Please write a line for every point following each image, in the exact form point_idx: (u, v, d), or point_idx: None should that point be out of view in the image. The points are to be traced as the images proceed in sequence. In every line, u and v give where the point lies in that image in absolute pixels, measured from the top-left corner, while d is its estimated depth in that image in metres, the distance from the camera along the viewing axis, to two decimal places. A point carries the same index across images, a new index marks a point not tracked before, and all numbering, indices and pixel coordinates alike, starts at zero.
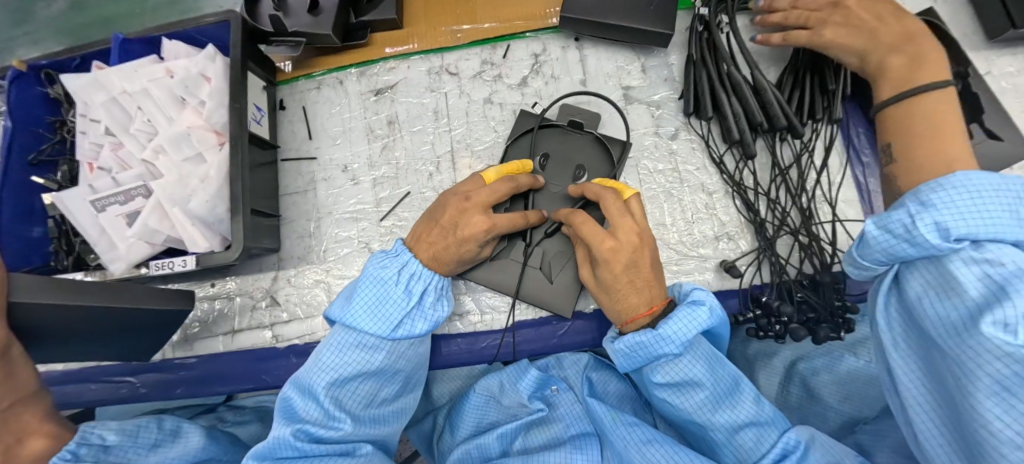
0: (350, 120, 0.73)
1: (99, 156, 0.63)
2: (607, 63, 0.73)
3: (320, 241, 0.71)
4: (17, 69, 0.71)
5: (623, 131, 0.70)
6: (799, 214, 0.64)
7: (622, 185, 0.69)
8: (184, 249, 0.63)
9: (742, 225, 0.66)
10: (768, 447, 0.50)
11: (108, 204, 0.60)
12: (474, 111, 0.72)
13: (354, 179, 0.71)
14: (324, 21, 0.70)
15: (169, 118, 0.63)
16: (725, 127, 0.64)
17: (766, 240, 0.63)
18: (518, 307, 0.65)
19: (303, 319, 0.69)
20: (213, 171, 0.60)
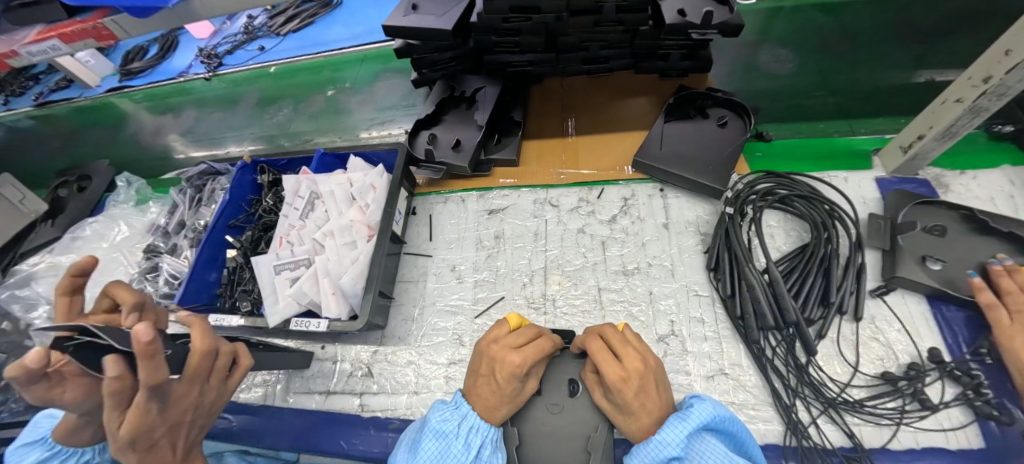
0: (464, 229, 0.90)
1: (288, 233, 0.84)
2: (688, 212, 0.84)
3: (420, 326, 0.82)
4: (245, 161, 1.00)
5: (699, 271, 0.78)
6: (817, 392, 0.66)
7: (699, 321, 0.74)
8: (319, 313, 0.77)
9: (766, 393, 0.68)
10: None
11: (283, 269, 0.79)
12: (568, 237, 0.85)
13: (459, 278, 0.85)
14: (463, 156, 0.91)
15: (340, 212, 0.83)
16: (740, 301, 0.71)
17: (788, 411, 0.64)
18: None
19: (390, 395, 0.77)
20: (362, 256, 0.77)
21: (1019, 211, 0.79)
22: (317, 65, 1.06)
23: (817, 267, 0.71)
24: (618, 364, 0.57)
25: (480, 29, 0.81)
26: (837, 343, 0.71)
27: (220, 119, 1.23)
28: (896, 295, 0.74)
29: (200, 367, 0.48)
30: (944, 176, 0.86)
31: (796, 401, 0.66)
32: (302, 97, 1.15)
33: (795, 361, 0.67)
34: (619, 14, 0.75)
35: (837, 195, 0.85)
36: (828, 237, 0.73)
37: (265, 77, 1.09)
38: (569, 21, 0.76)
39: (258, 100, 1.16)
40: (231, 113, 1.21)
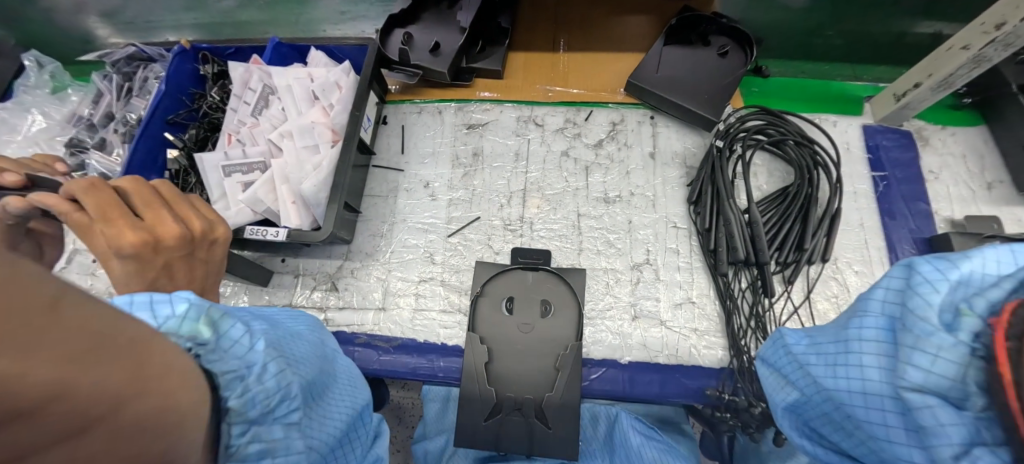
0: (440, 144, 0.83)
1: (239, 130, 0.75)
2: (676, 143, 0.81)
3: (389, 243, 0.77)
4: (184, 46, 0.85)
5: (680, 204, 0.77)
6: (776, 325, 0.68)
7: (674, 251, 0.74)
8: (277, 222, 0.71)
9: (724, 325, 0.69)
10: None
11: (234, 171, 0.71)
12: (550, 160, 0.80)
13: (433, 196, 0.80)
14: (442, 61, 0.81)
15: (299, 112, 0.74)
16: (715, 238, 0.69)
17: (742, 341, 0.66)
18: None
19: (356, 310, 0.74)
20: (325, 162, 0.69)
21: (986, 169, 0.81)
22: None
23: (797, 210, 0.71)
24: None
25: None
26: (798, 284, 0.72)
27: None
28: (860, 238, 0.76)
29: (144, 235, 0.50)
30: (926, 129, 0.85)
31: (755, 334, 0.67)
32: None
33: (760, 298, 0.68)
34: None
35: (823, 138, 0.84)
36: (812, 179, 0.72)
37: None
38: None
39: None
40: None
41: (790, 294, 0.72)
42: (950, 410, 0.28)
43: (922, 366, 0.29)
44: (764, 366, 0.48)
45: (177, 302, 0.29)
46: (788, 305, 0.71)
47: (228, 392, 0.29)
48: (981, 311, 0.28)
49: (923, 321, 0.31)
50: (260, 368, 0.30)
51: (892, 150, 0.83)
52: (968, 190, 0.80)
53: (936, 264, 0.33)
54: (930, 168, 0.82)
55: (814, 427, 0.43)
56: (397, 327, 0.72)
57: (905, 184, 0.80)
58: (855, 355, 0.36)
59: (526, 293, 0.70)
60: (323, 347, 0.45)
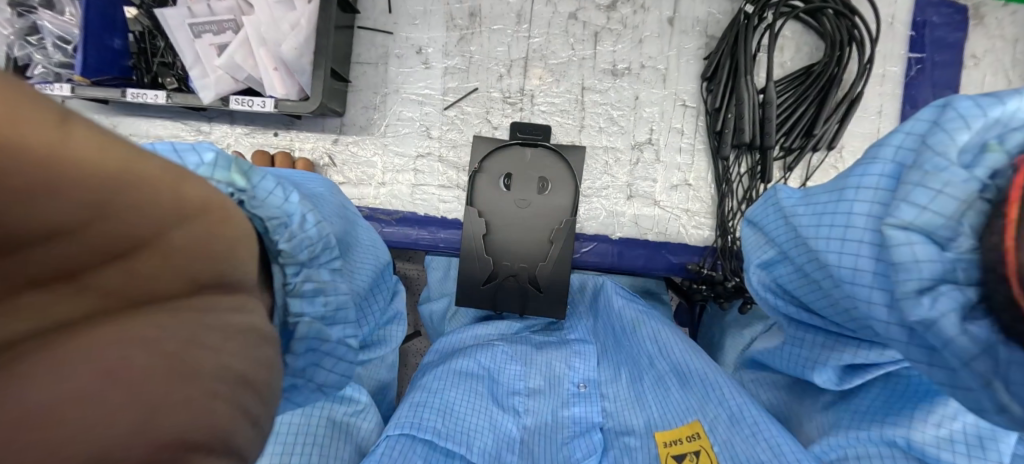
0: (432, 2, 0.73)
1: None
2: (700, 7, 0.71)
3: (384, 116, 0.74)
4: None
5: (693, 80, 0.71)
6: None
7: (678, 132, 0.71)
8: (262, 91, 0.67)
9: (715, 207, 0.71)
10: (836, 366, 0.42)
11: (204, 31, 0.64)
12: (557, 23, 0.72)
13: (426, 63, 0.73)
14: None
15: None
16: (723, 120, 0.67)
17: (730, 224, 0.69)
18: None
19: (356, 185, 0.75)
20: (303, 20, 0.62)
21: None
22: None
23: (816, 92, 0.67)
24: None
25: None
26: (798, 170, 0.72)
27: None
28: (872, 128, 0.73)
29: None
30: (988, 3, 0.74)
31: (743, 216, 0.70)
32: None
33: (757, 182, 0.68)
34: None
35: (868, 8, 0.74)
36: (841, 58, 0.66)
37: None
38: None
39: None
40: None
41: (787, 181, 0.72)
42: (933, 248, 0.25)
43: (918, 204, 0.26)
44: (753, 227, 0.50)
45: (204, 151, 0.28)
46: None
47: (276, 236, 0.30)
48: (1012, 148, 0.24)
49: (941, 156, 0.26)
50: (300, 217, 0.32)
51: (941, 26, 0.74)
52: (1005, 79, 0.74)
53: (977, 99, 0.27)
54: (973, 52, 0.74)
55: (787, 286, 0.44)
56: (398, 202, 0.74)
57: (940, 69, 0.73)
58: (847, 203, 0.34)
59: (525, 168, 0.69)
60: (344, 210, 0.47)
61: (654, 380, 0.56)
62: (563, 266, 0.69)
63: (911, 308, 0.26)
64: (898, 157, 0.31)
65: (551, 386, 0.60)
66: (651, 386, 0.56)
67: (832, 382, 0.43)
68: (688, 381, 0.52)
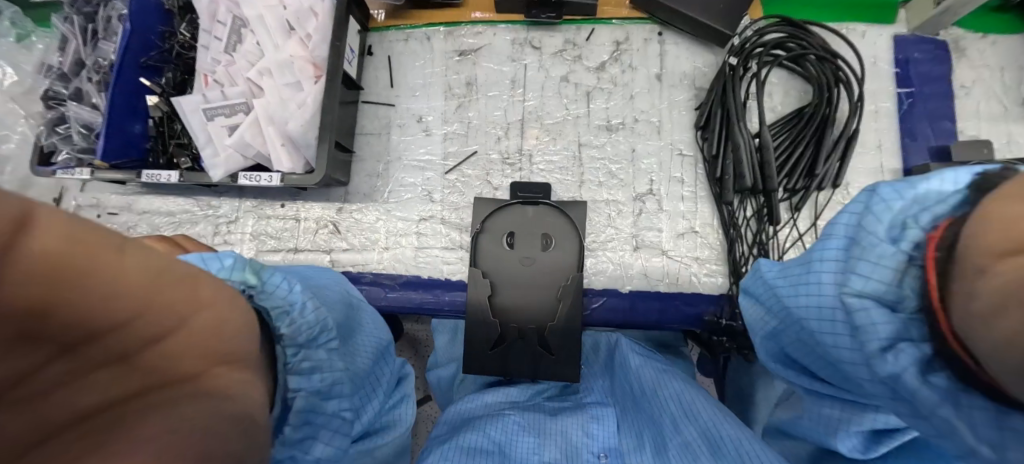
0: (431, 75, 0.78)
1: (214, 71, 0.70)
2: (686, 63, 0.74)
3: (387, 182, 0.76)
4: None
5: (687, 130, 0.73)
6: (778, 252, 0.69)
7: (678, 181, 0.71)
8: (270, 166, 0.70)
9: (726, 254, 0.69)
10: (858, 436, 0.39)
11: (217, 114, 0.68)
12: (549, 86, 0.75)
13: (427, 131, 0.76)
14: None
15: (275, 45, 0.68)
16: (722, 167, 0.67)
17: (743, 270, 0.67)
18: None
19: (360, 251, 0.75)
20: (310, 99, 0.66)
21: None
22: None
23: (812, 133, 0.67)
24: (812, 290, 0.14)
25: None
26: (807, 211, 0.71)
27: None
28: (875, 162, 0.72)
29: None
30: (965, 37, 0.77)
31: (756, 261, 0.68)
32: None
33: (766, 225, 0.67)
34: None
35: (848, 51, 0.76)
36: (831, 98, 0.67)
37: None
38: None
39: None
40: None
41: (796, 222, 0.70)
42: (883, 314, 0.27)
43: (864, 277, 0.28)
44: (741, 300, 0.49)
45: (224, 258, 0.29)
46: (794, 233, 0.70)
47: (277, 324, 0.30)
48: (926, 222, 0.25)
49: (872, 235, 0.28)
50: (302, 304, 0.31)
51: (924, 62, 0.76)
52: (1000, 107, 0.74)
53: (895, 187, 0.29)
54: (962, 82, 0.76)
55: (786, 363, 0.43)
56: (401, 266, 0.74)
57: (932, 101, 0.74)
58: (815, 275, 0.34)
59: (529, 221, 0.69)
60: (349, 296, 0.47)
61: (680, 447, 0.49)
62: (574, 326, 0.66)
63: (881, 365, 0.27)
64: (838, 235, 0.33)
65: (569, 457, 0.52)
66: (678, 454, 0.48)
67: (858, 451, 0.40)
68: (720, 447, 0.46)
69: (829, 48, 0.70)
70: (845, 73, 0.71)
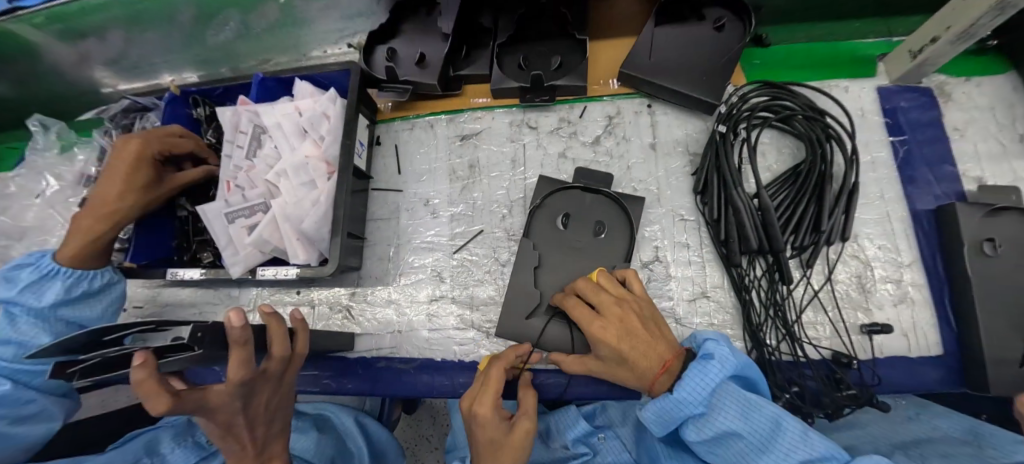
0: (435, 160, 0.82)
1: (236, 176, 0.75)
2: (677, 130, 0.78)
3: (398, 265, 0.78)
4: (173, 93, 0.84)
5: (686, 195, 0.74)
6: (796, 312, 0.67)
7: (683, 245, 0.72)
8: (286, 259, 0.73)
9: (740, 317, 0.68)
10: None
11: (237, 216, 0.72)
12: (548, 163, 0.78)
13: (434, 213, 0.79)
14: (429, 73, 0.81)
15: (292, 148, 0.74)
16: (724, 231, 0.67)
17: (759, 333, 0.65)
18: None
19: (373, 335, 0.76)
20: (322, 195, 0.70)
21: (1019, 119, 0.75)
22: None
23: (811, 191, 0.67)
24: (597, 314, 0.57)
25: None
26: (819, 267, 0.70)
27: (158, 39, 1.06)
28: (881, 212, 0.72)
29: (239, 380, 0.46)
30: (948, 82, 0.79)
31: (771, 321, 0.66)
32: (252, 5, 0.99)
33: (778, 286, 0.66)
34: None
35: (835, 106, 0.79)
36: (825, 155, 0.68)
37: None
38: None
39: (197, 12, 0.99)
40: (171, 31, 1.04)
41: (810, 279, 0.69)
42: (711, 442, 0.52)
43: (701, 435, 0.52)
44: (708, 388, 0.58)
45: None
46: (809, 290, 0.69)
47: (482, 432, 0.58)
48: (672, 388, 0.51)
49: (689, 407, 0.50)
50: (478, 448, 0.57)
51: (912, 110, 0.77)
52: (998, 146, 0.74)
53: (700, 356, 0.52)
54: (954, 126, 0.77)
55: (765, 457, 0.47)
56: (413, 348, 0.74)
57: (927, 146, 0.75)
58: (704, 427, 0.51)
59: (570, 235, 0.71)
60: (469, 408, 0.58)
61: None
62: None
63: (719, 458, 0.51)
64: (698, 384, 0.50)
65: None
66: None
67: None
68: None
69: (815, 107, 0.73)
70: (835, 128, 0.73)
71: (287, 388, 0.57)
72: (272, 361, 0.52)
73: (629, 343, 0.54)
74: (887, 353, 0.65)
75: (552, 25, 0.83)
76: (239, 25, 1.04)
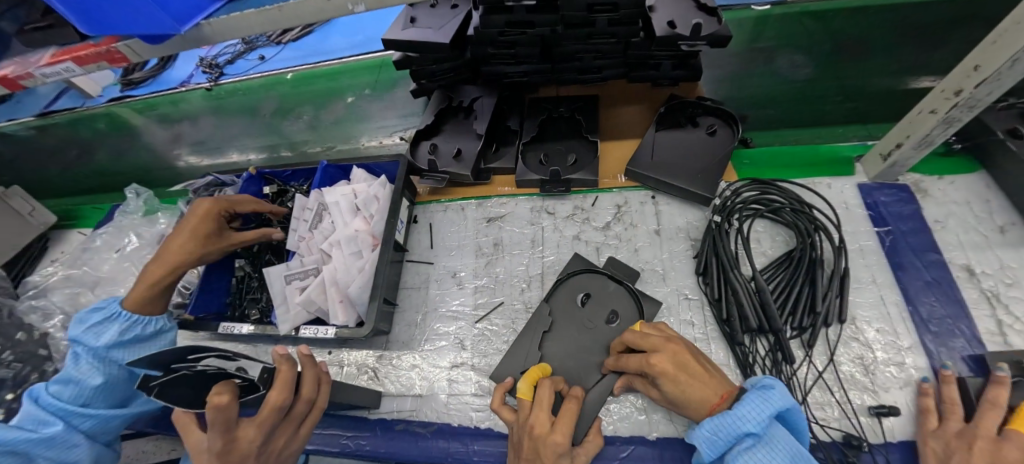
0: (464, 237, 0.94)
1: (295, 245, 0.87)
2: (679, 218, 0.88)
3: (423, 331, 0.85)
4: (251, 173, 1.01)
5: (689, 276, 0.82)
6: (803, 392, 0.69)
7: (689, 323, 0.77)
8: (327, 320, 0.81)
9: None
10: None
11: (293, 278, 0.83)
12: (563, 244, 0.88)
13: (460, 284, 0.88)
14: (464, 164, 0.95)
15: (344, 222, 0.87)
16: (726, 310, 0.73)
17: None
18: (607, 425, 0.71)
19: (396, 397, 0.80)
20: (367, 264, 0.81)
21: (993, 213, 0.83)
22: (333, 70, 1.12)
23: (804, 275, 0.74)
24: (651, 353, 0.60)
25: (476, 41, 0.85)
26: (820, 348, 0.73)
27: (241, 127, 1.29)
28: (874, 297, 0.77)
29: (269, 416, 0.53)
30: (923, 180, 0.89)
31: None
32: (322, 104, 1.21)
33: (781, 365, 0.70)
34: (612, 27, 0.79)
35: (821, 201, 0.89)
36: (814, 243, 0.76)
37: (283, 83, 1.14)
38: (563, 34, 0.80)
39: (278, 108, 1.22)
40: (253, 122, 1.27)
41: (812, 359, 0.73)
42: None
43: None
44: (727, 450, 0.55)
45: None
46: (813, 371, 0.72)
47: None
48: (724, 420, 0.51)
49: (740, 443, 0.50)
50: None
51: (892, 204, 0.86)
52: (979, 237, 0.81)
53: (758, 394, 0.51)
54: (934, 218, 0.84)
55: None
56: (432, 413, 0.78)
57: (911, 236, 0.82)
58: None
59: (592, 312, 0.78)
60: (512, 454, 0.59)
61: None
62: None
63: None
64: (756, 428, 0.49)
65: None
66: None
67: None
68: None
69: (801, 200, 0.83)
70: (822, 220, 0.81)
71: (301, 441, 0.61)
72: (301, 401, 0.59)
73: (681, 381, 0.57)
74: (898, 437, 0.66)
75: (568, 129, 0.99)
76: (309, 119, 1.26)
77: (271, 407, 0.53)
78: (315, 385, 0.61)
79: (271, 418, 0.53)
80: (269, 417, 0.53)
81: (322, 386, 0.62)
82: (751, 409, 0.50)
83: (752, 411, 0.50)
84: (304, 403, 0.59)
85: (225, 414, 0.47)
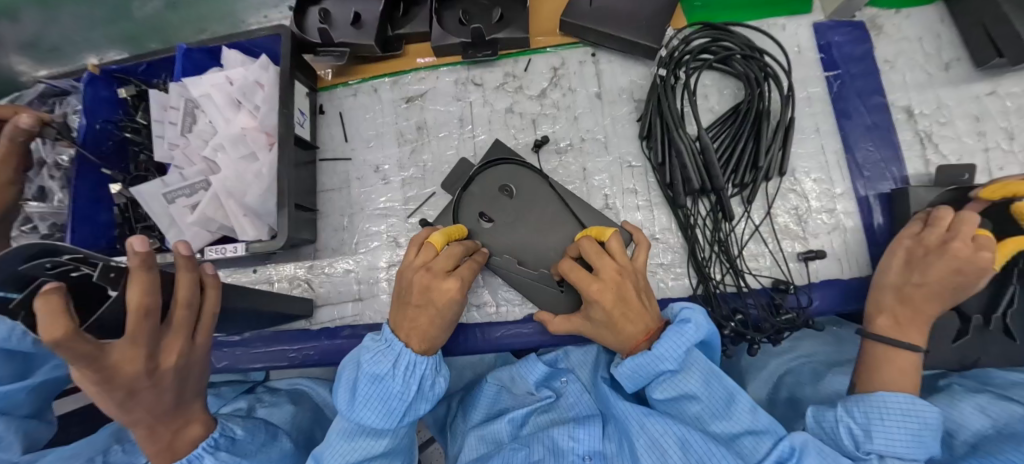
0: (382, 125, 0.80)
1: (171, 155, 0.72)
2: (622, 78, 0.78)
3: (352, 235, 0.77)
4: (92, 70, 0.79)
5: (633, 141, 0.75)
6: (741, 246, 0.70)
7: (632, 191, 0.74)
8: (235, 237, 0.71)
9: (687, 254, 0.71)
10: (765, 454, 0.50)
11: (177, 196, 0.69)
12: (496, 120, 0.78)
13: (385, 179, 0.78)
14: (366, 33, 0.77)
15: (226, 120, 0.71)
16: (670, 174, 0.69)
17: (704, 266, 0.68)
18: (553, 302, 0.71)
19: (335, 305, 0.76)
20: (265, 167, 0.68)
21: (943, 46, 0.78)
22: None
23: (749, 128, 0.70)
24: (595, 277, 0.57)
25: None
26: (759, 202, 0.73)
27: None
28: (815, 145, 0.75)
29: (139, 322, 0.42)
30: (880, 13, 0.81)
31: (717, 254, 0.70)
32: None
33: (722, 223, 0.69)
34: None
35: (773, 46, 0.80)
36: (762, 93, 0.70)
37: None
38: None
39: None
40: None
41: (751, 215, 0.72)
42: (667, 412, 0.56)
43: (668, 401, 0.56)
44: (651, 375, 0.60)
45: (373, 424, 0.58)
46: (751, 226, 0.72)
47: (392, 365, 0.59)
48: (646, 355, 0.54)
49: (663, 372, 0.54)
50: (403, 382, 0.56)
51: (845, 44, 0.79)
52: (924, 73, 0.78)
53: (675, 325, 0.55)
54: (884, 56, 0.79)
55: (717, 411, 0.54)
56: (375, 315, 0.75)
57: (859, 78, 0.78)
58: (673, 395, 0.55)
59: (530, 191, 0.72)
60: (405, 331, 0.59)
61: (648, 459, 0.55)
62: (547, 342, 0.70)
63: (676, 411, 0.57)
64: (673, 357, 0.54)
65: (555, 458, 0.61)
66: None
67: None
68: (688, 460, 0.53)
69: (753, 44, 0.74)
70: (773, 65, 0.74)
71: (201, 342, 0.53)
72: (176, 304, 0.48)
73: (623, 309, 0.56)
74: (821, 277, 0.70)
75: None
76: None
77: (138, 314, 0.41)
78: (192, 281, 0.49)
79: (143, 326, 0.42)
80: (145, 327, 0.43)
81: (207, 286, 0.52)
82: (669, 342, 0.54)
83: (670, 343, 0.54)
84: (184, 304, 0.49)
85: (65, 341, 0.35)
